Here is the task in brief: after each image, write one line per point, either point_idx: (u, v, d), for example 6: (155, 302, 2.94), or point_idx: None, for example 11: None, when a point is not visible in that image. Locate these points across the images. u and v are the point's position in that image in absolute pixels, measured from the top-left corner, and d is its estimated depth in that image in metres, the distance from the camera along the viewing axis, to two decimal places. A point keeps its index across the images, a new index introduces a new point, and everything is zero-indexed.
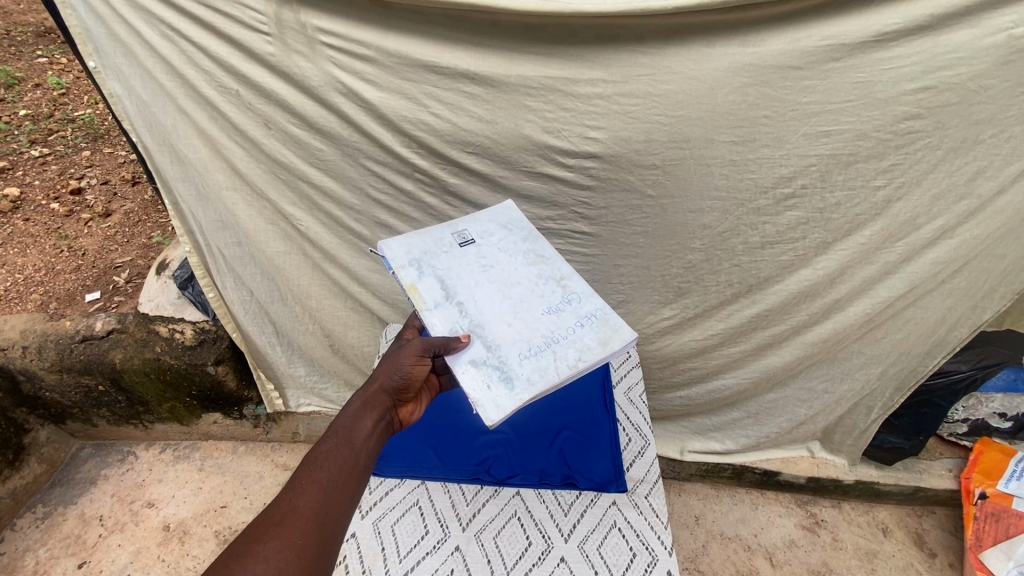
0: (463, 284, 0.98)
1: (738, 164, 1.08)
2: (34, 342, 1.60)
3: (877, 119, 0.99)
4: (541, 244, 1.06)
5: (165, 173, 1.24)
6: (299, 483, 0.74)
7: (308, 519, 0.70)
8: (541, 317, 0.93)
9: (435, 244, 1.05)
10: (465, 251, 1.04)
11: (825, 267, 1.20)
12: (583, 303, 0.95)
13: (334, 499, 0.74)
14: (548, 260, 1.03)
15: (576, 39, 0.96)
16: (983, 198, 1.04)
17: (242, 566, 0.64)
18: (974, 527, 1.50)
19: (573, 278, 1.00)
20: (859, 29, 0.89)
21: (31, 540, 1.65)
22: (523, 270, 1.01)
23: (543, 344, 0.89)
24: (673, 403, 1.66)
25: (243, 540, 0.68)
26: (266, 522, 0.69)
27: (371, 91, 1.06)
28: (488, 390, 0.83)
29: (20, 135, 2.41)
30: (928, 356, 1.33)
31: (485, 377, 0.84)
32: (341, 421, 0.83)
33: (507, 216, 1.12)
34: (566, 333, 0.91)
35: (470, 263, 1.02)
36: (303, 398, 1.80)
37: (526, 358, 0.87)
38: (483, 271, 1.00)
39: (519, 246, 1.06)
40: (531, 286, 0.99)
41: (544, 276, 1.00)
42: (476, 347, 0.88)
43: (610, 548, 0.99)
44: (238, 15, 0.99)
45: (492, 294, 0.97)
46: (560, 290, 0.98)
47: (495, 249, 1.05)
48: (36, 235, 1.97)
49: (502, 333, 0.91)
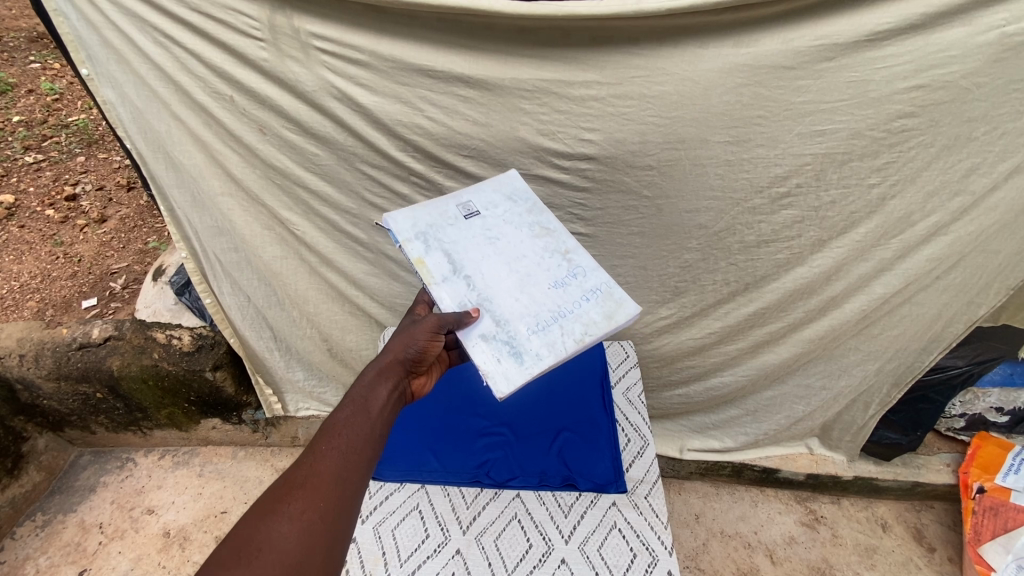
0: (470, 257, 0.97)
1: (733, 164, 1.09)
2: (30, 350, 1.59)
3: (870, 118, 0.99)
4: (545, 217, 1.05)
5: (159, 180, 1.24)
6: (319, 447, 0.73)
7: (329, 484, 0.69)
8: (548, 291, 0.94)
9: (440, 216, 1.03)
10: (471, 223, 1.03)
11: (821, 265, 1.21)
12: (588, 277, 0.96)
13: (354, 465, 0.73)
14: (553, 232, 1.03)
15: (570, 41, 0.96)
16: (977, 194, 1.05)
17: (266, 530, 0.64)
18: (973, 521, 1.51)
19: (578, 251, 1.00)
20: (849, 29, 0.89)
21: (31, 549, 1.64)
22: (528, 243, 1.01)
23: (550, 318, 0.90)
24: (671, 401, 1.66)
25: (265, 501, 0.67)
26: (289, 485, 0.68)
27: (366, 95, 1.06)
28: (497, 362, 0.85)
29: (14, 142, 2.40)
30: (925, 351, 1.34)
31: (495, 351, 0.86)
32: (356, 390, 0.82)
33: (510, 189, 1.08)
34: (571, 308, 0.91)
35: (476, 236, 1.01)
36: (302, 403, 1.79)
37: (534, 332, 0.88)
38: (488, 244, 1.00)
39: (523, 218, 1.04)
40: (537, 259, 0.98)
41: (549, 249, 1.00)
42: (486, 322, 0.89)
43: (610, 550, 0.99)
44: (231, 21, 0.99)
45: (498, 267, 0.97)
46: (564, 264, 0.98)
47: (500, 221, 1.04)
48: (31, 242, 1.96)
49: (509, 307, 0.92)
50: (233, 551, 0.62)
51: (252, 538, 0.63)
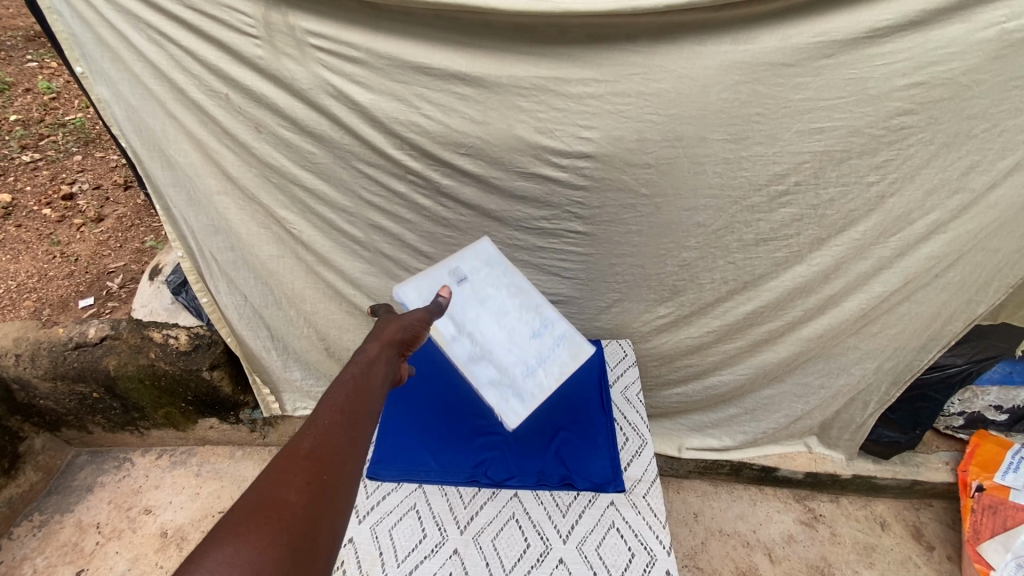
0: (467, 319, 1.12)
1: (731, 162, 1.08)
2: (26, 350, 1.58)
3: (869, 115, 0.99)
4: (517, 277, 1.20)
5: (155, 178, 1.23)
6: (320, 420, 0.65)
7: (336, 455, 0.62)
8: (530, 341, 1.14)
9: (435, 282, 1.13)
10: (461, 287, 1.15)
11: (820, 263, 1.20)
12: (555, 325, 1.18)
13: (358, 438, 0.66)
14: (524, 289, 1.20)
15: (567, 39, 0.96)
16: (976, 192, 1.05)
17: (272, 498, 0.55)
18: (972, 519, 1.51)
19: (543, 304, 1.20)
20: (848, 25, 0.89)
21: (29, 549, 1.64)
22: (508, 301, 1.17)
23: (536, 364, 1.11)
24: (669, 400, 1.65)
25: (266, 472, 0.58)
26: (293, 452, 0.60)
27: (362, 93, 1.05)
28: (506, 402, 1.05)
29: (11, 141, 2.39)
30: (924, 350, 1.34)
31: (501, 394, 1.05)
32: (354, 366, 0.78)
33: (485, 251, 1.20)
34: (549, 354, 1.14)
35: (468, 299, 1.14)
36: (300, 402, 1.78)
37: (527, 375, 1.09)
38: (479, 305, 1.15)
39: (499, 277, 1.18)
40: (517, 316, 1.17)
41: (524, 305, 1.18)
42: (490, 372, 1.08)
43: (608, 549, 0.99)
44: (226, 18, 0.98)
45: (489, 325, 1.13)
46: (536, 317, 1.18)
47: (482, 283, 1.17)
48: (27, 241, 1.96)
49: (505, 358, 1.10)
50: (234, 521, 0.52)
51: (256, 506, 0.53)
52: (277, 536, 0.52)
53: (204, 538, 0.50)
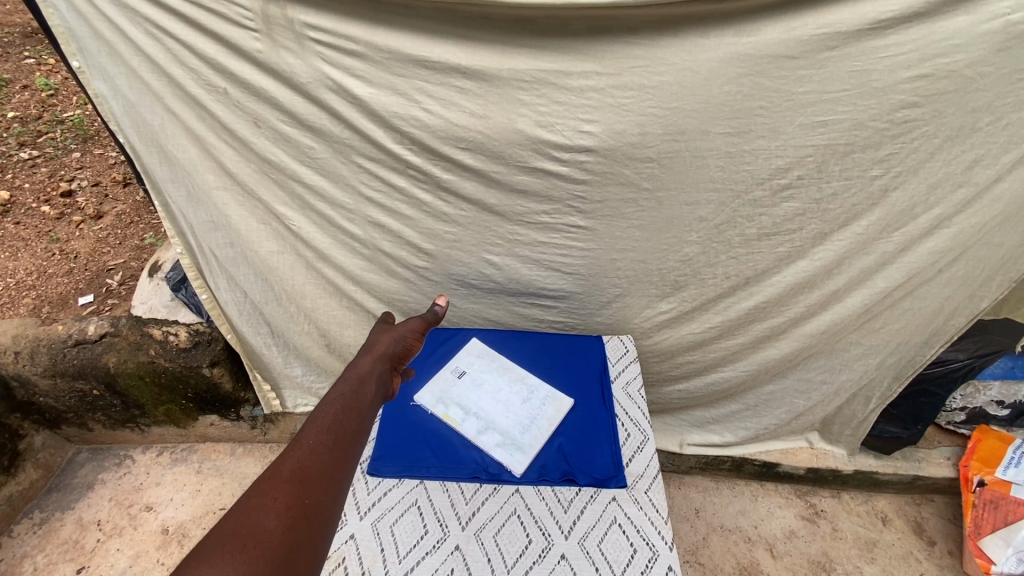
0: (467, 400, 1.24)
1: (733, 156, 1.07)
2: (25, 348, 1.58)
3: (873, 108, 0.98)
4: (504, 359, 1.35)
5: (153, 174, 1.23)
6: (304, 444, 0.69)
7: (316, 478, 0.65)
8: (521, 406, 1.23)
9: (438, 380, 1.28)
10: (459, 378, 1.29)
11: (822, 259, 1.20)
12: (540, 389, 1.27)
13: (339, 460, 0.69)
14: (512, 367, 1.33)
15: (568, 32, 0.95)
16: (980, 186, 1.04)
17: (249, 526, 0.57)
18: (973, 514, 1.51)
19: (530, 375, 1.31)
20: (853, 17, 0.88)
21: (29, 546, 1.63)
22: (499, 379, 1.30)
23: (530, 422, 1.19)
24: (670, 396, 1.65)
25: (247, 496, 0.61)
26: (272, 481, 0.63)
27: (361, 87, 1.04)
28: (508, 455, 1.13)
29: (9, 138, 2.38)
30: (926, 345, 1.33)
31: (504, 450, 1.13)
32: (344, 384, 0.84)
33: (477, 348, 1.37)
34: (539, 411, 1.22)
35: (467, 385, 1.27)
36: (300, 399, 1.78)
37: (524, 431, 1.17)
38: (475, 386, 1.27)
39: (489, 364, 1.33)
40: (509, 389, 1.27)
41: (513, 379, 1.29)
42: (491, 436, 1.16)
43: (611, 545, 0.99)
44: (223, 11, 0.97)
45: (486, 400, 1.24)
46: (524, 386, 1.28)
47: (476, 370, 1.31)
48: (26, 239, 1.95)
49: (503, 422, 1.19)
50: (212, 549, 0.54)
51: (234, 534, 0.56)
52: (254, 563, 0.54)
53: (183, 567, 0.53)
